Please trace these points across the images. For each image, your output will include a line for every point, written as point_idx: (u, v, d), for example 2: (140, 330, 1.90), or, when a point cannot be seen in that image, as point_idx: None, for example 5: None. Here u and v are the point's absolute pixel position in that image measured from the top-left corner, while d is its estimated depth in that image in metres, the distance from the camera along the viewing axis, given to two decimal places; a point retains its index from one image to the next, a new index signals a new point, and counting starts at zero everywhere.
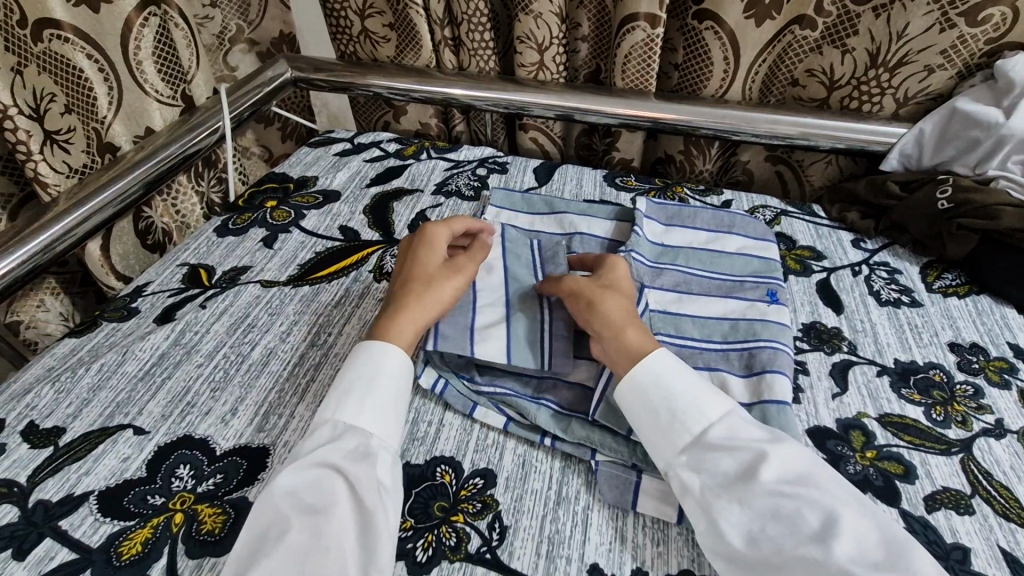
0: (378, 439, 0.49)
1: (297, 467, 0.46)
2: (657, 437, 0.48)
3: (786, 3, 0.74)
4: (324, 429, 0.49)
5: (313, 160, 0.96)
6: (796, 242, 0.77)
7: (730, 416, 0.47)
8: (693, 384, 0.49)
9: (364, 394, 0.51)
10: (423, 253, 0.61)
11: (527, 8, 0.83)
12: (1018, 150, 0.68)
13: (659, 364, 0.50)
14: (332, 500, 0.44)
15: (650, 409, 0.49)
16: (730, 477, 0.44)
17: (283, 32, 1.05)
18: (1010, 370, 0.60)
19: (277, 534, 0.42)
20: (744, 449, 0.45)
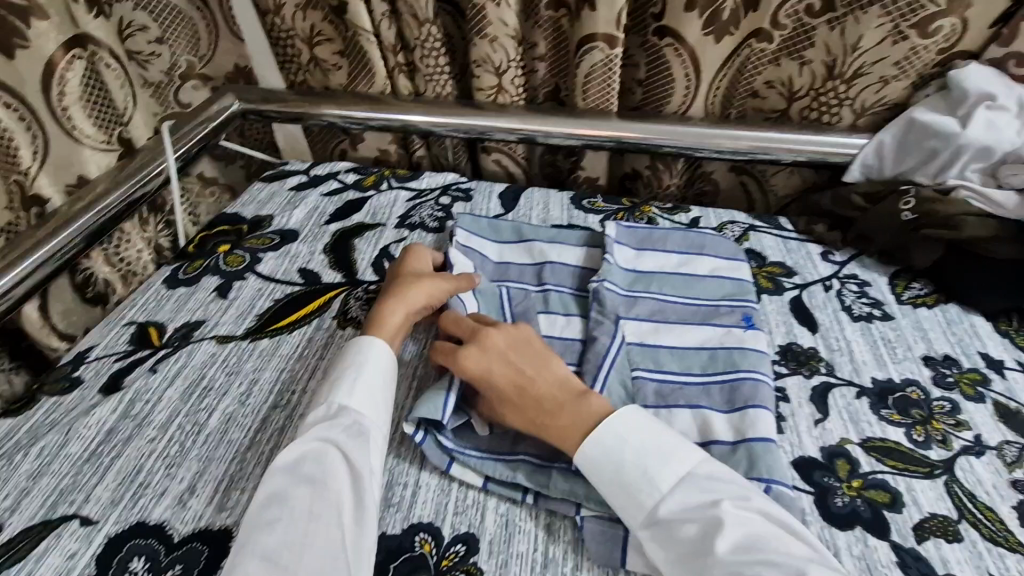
0: (369, 421, 0.53)
1: (299, 442, 0.50)
2: (619, 509, 0.47)
3: (743, 18, 0.74)
4: (322, 408, 0.53)
5: (267, 198, 0.92)
6: (766, 258, 0.77)
7: (688, 479, 0.46)
8: (649, 446, 0.47)
9: (358, 377, 0.55)
10: (414, 257, 0.70)
11: (482, 31, 0.81)
12: (976, 160, 0.68)
13: (606, 438, 0.48)
14: (328, 473, 0.48)
15: (603, 483, 0.47)
16: (693, 550, 0.43)
17: (239, 65, 0.98)
18: (984, 382, 0.61)
19: (282, 498, 0.46)
20: (703, 516, 0.44)
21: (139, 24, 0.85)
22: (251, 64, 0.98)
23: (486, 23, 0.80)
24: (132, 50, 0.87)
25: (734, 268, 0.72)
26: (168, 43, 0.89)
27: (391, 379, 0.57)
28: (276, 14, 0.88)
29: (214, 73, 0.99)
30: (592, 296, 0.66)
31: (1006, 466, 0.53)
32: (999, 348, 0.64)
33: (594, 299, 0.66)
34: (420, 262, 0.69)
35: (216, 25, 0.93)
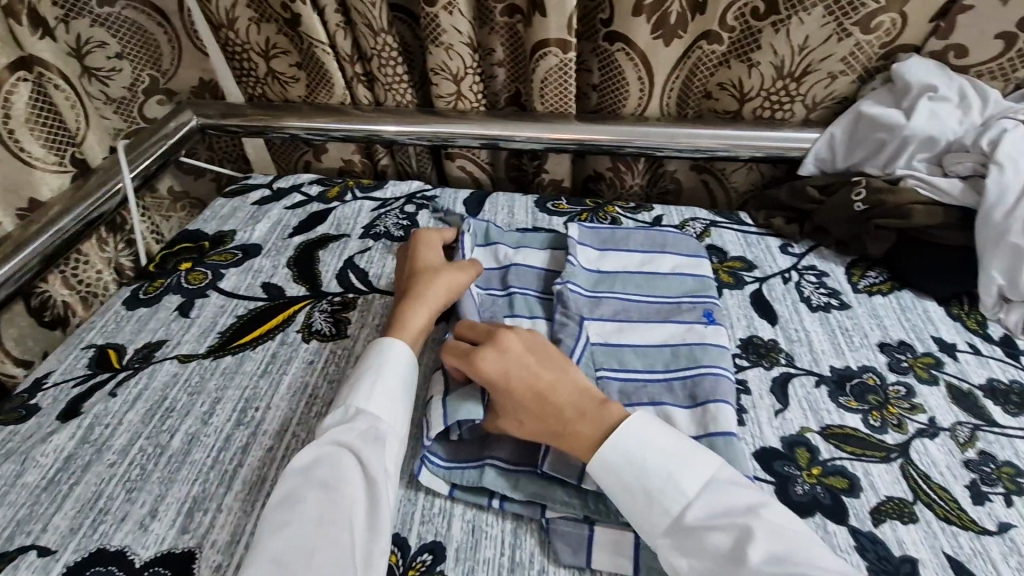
0: (386, 424, 0.53)
1: (315, 445, 0.51)
2: (639, 517, 0.46)
3: (690, 21, 0.75)
4: (340, 411, 0.54)
5: (230, 213, 0.91)
6: (727, 253, 0.78)
7: (713, 486, 0.46)
8: (671, 452, 0.47)
9: (377, 379, 0.55)
10: (427, 253, 0.70)
11: (437, 39, 0.81)
12: (922, 149, 0.70)
13: (625, 445, 0.48)
14: (342, 477, 0.48)
15: (624, 490, 0.47)
16: (721, 558, 0.42)
17: (204, 79, 0.97)
18: (937, 364, 0.62)
19: (296, 501, 0.47)
20: (730, 524, 0.44)
21: (99, 41, 0.85)
22: (216, 77, 0.97)
23: (440, 32, 0.80)
24: (92, 67, 0.86)
25: (695, 264, 0.73)
26: (128, 58, 0.89)
27: (410, 382, 0.57)
28: (230, 29, 0.87)
29: (179, 88, 0.97)
30: (556, 298, 0.66)
31: (959, 447, 0.55)
32: (952, 332, 0.66)
33: (558, 301, 0.66)
34: (433, 257, 0.70)
35: (179, 41, 0.92)
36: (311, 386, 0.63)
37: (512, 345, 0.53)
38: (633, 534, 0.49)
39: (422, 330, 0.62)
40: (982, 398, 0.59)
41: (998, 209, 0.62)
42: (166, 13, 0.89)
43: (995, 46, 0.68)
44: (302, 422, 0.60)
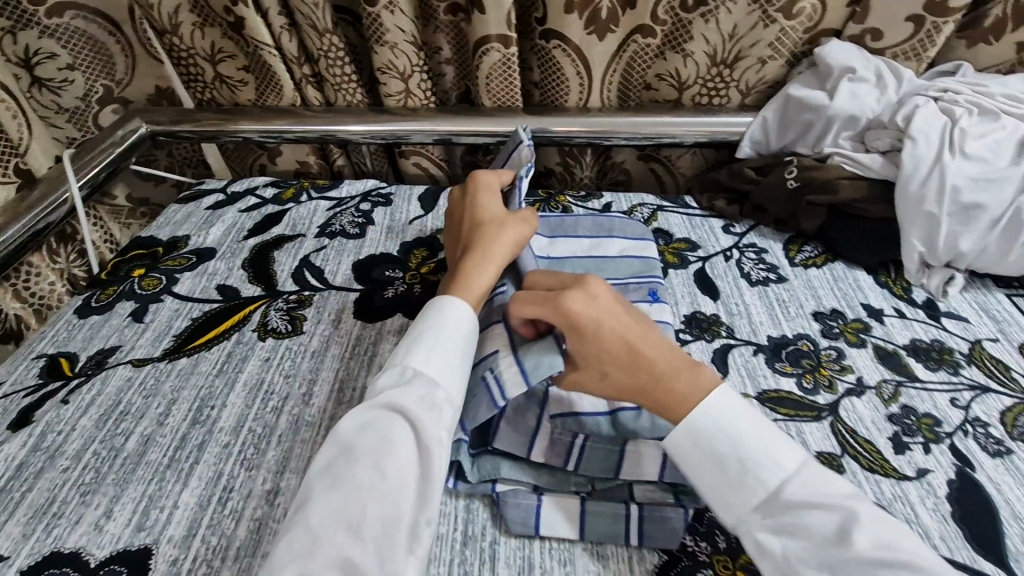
0: (444, 391, 0.50)
1: (370, 406, 0.49)
2: (728, 489, 0.46)
3: (621, 16, 0.79)
4: (396, 371, 0.51)
5: (183, 218, 0.91)
6: (673, 235, 0.81)
7: (808, 470, 0.46)
8: (764, 433, 0.47)
9: (437, 342, 0.52)
10: (488, 202, 0.66)
11: (381, 39, 0.83)
12: (846, 128, 0.74)
13: (719, 413, 0.47)
14: (394, 445, 0.46)
15: (717, 459, 0.46)
16: (821, 541, 0.42)
17: (160, 87, 0.95)
18: (865, 329, 0.66)
19: (346, 464, 0.45)
20: (830, 506, 0.43)
21: (48, 52, 0.85)
22: (172, 84, 0.95)
23: (383, 31, 0.82)
24: (43, 78, 0.87)
25: (641, 246, 0.76)
26: (80, 70, 0.89)
27: (471, 342, 0.54)
28: (174, 34, 0.87)
29: (135, 96, 0.96)
30: None
31: (883, 402, 0.58)
32: (879, 298, 0.70)
33: None
34: (494, 206, 0.66)
35: (132, 47, 0.90)
36: (268, 382, 0.64)
37: (603, 302, 0.51)
38: (579, 501, 0.51)
39: (490, 289, 0.59)
40: (905, 357, 0.63)
41: (913, 180, 0.66)
42: (119, 24, 0.87)
43: (907, 28, 0.73)
44: (258, 417, 0.60)
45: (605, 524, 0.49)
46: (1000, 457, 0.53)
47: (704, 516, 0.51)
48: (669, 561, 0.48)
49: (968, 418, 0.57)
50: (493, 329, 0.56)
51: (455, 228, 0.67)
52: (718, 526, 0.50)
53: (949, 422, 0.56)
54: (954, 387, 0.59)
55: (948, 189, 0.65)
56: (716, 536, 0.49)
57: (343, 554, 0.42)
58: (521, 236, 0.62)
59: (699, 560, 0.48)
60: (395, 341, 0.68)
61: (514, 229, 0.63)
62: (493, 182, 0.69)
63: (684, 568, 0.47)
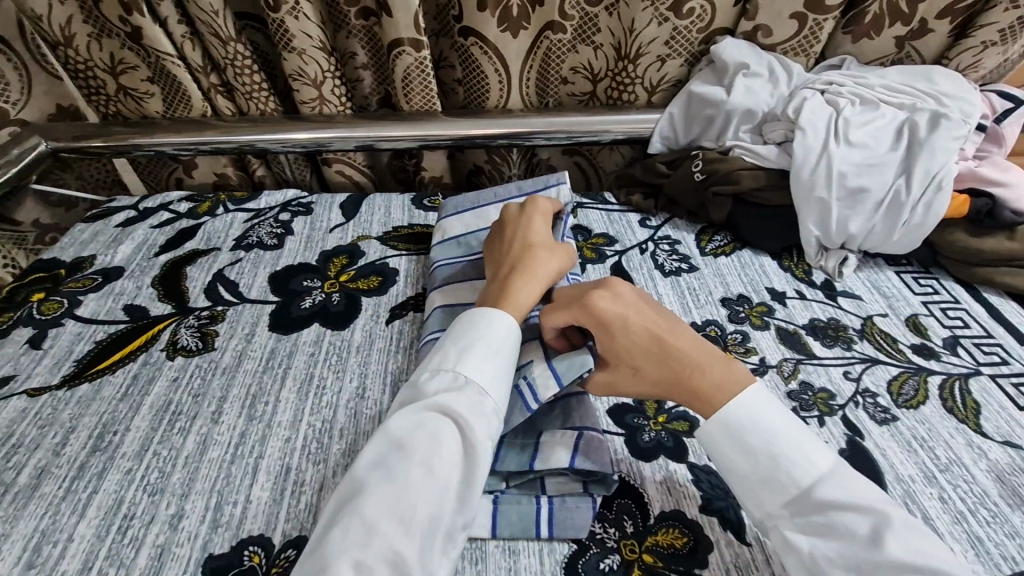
0: (493, 399, 0.49)
1: (420, 407, 0.47)
2: (761, 485, 0.46)
3: (532, 13, 0.80)
4: (446, 374, 0.49)
5: (90, 237, 0.86)
6: (591, 230, 0.83)
7: (840, 471, 0.45)
8: (795, 431, 0.46)
9: (486, 349, 0.51)
10: (537, 223, 0.66)
11: (289, 45, 0.81)
12: (744, 121, 0.78)
13: (755, 411, 0.47)
14: (444, 448, 0.44)
15: (752, 455, 0.46)
16: (852, 543, 0.41)
17: (62, 106, 0.92)
18: (769, 312, 0.69)
19: (395, 465, 0.43)
20: (865, 508, 0.42)
21: None
22: (76, 102, 0.92)
23: (290, 37, 0.80)
24: None
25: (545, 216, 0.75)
26: None
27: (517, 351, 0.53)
28: (68, 47, 0.83)
29: (33, 116, 0.90)
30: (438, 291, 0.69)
31: (783, 380, 0.61)
32: (782, 282, 0.73)
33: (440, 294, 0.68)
34: (543, 229, 0.66)
35: (27, 64, 0.85)
36: (175, 402, 0.61)
37: (633, 303, 0.55)
38: (492, 499, 0.51)
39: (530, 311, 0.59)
40: (804, 336, 0.66)
41: (804, 168, 0.70)
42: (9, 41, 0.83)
43: (792, 26, 0.77)
44: (164, 439, 0.58)
45: (516, 520, 0.50)
46: (887, 424, 0.56)
47: (613, 503, 0.52)
48: (578, 550, 0.49)
49: (859, 389, 0.60)
50: (531, 345, 0.59)
51: (496, 242, 0.67)
52: (626, 511, 0.51)
53: (842, 395, 0.59)
54: (847, 360, 0.63)
55: (835, 175, 0.69)
56: (624, 521, 0.50)
57: (392, 554, 0.40)
58: (561, 269, 0.63)
59: (607, 547, 0.49)
60: (310, 351, 0.67)
61: (556, 260, 0.63)
62: (541, 207, 0.69)
63: (592, 555, 0.48)
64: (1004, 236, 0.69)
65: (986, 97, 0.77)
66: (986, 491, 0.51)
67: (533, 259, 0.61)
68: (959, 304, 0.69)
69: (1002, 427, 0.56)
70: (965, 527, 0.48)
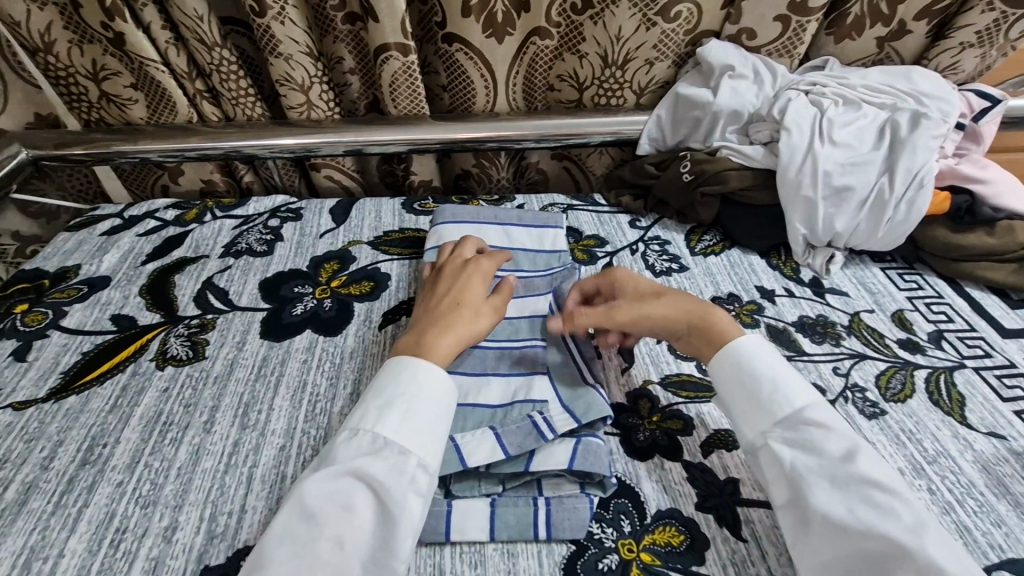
0: (416, 457, 0.47)
1: (335, 471, 0.45)
2: (758, 401, 0.50)
3: (517, 20, 0.80)
4: (363, 436, 0.48)
5: (74, 247, 0.85)
6: (582, 232, 0.83)
7: (826, 405, 0.49)
8: (791, 371, 0.52)
9: (407, 407, 0.49)
10: (475, 277, 0.63)
11: (275, 50, 0.81)
12: (731, 122, 0.79)
13: (756, 350, 0.53)
14: (356, 519, 0.43)
15: (753, 377, 0.51)
16: (828, 456, 0.45)
17: (42, 114, 0.90)
18: (759, 310, 0.70)
19: (305, 537, 0.42)
20: (844, 435, 0.46)
21: None
22: (55, 110, 0.90)
23: (276, 43, 0.80)
24: None
25: (540, 237, 0.77)
26: None
27: (444, 406, 0.51)
28: (49, 53, 0.82)
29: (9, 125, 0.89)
30: None
31: None
32: (771, 280, 0.74)
33: None
34: (480, 285, 0.63)
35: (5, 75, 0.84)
36: (166, 413, 0.61)
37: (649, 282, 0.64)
38: (489, 503, 0.51)
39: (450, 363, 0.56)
40: (794, 333, 0.67)
41: (791, 167, 0.72)
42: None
43: (775, 28, 0.79)
44: (156, 450, 0.57)
45: (513, 523, 0.50)
46: (876, 418, 0.57)
47: (610, 503, 0.52)
48: (577, 550, 0.49)
49: (848, 384, 0.61)
50: (537, 377, 0.58)
51: (427, 295, 0.63)
52: (623, 511, 0.52)
53: (832, 390, 0.60)
54: (836, 356, 0.64)
55: (821, 175, 0.70)
56: (621, 521, 0.51)
57: None
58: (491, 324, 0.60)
59: (605, 546, 0.49)
60: (303, 358, 0.66)
61: (488, 315, 0.60)
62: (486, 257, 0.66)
63: (590, 556, 0.48)
64: (984, 232, 0.71)
65: (964, 96, 0.79)
66: (972, 481, 0.52)
67: (460, 312, 0.59)
68: (942, 299, 0.71)
69: (987, 419, 0.57)
70: (953, 518, 0.49)
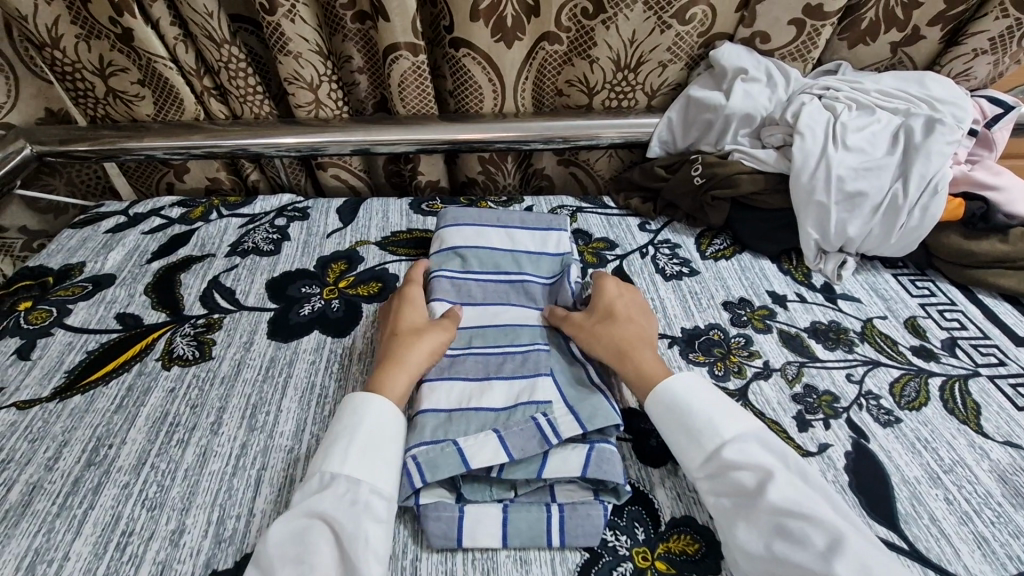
0: (367, 485, 0.48)
1: (289, 517, 0.46)
2: (681, 445, 0.52)
3: (527, 24, 0.79)
4: (313, 479, 0.48)
5: (78, 244, 0.84)
6: (592, 235, 0.83)
7: (746, 435, 0.50)
8: (713, 405, 0.52)
9: (349, 440, 0.50)
10: (408, 311, 0.65)
11: (284, 48, 0.80)
12: (743, 126, 0.79)
13: (679, 387, 0.53)
14: (315, 555, 0.44)
15: (677, 418, 0.52)
16: (745, 494, 0.47)
17: (50, 109, 0.90)
18: (770, 315, 0.70)
19: None
20: (758, 465, 0.48)
21: None
22: (65, 105, 0.91)
23: (286, 41, 0.79)
24: None
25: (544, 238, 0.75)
26: None
27: (393, 431, 0.52)
28: (55, 48, 0.81)
29: (20, 119, 0.88)
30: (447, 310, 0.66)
31: (788, 383, 0.61)
32: (783, 285, 0.74)
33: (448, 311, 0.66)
34: (415, 315, 0.64)
35: (10, 71, 0.83)
36: (172, 414, 0.60)
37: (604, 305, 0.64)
38: (501, 508, 0.50)
39: (407, 389, 0.56)
40: (806, 339, 0.66)
41: (804, 172, 0.71)
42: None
43: (789, 32, 0.78)
44: (162, 452, 0.56)
45: (525, 529, 0.49)
46: (891, 426, 0.57)
47: (623, 510, 0.52)
48: (591, 558, 0.48)
49: (862, 391, 0.60)
50: (540, 377, 0.57)
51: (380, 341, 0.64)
52: (636, 518, 0.51)
53: (846, 397, 0.60)
54: (849, 363, 0.63)
55: (834, 179, 0.70)
56: (636, 528, 0.50)
57: None
58: (435, 337, 0.60)
59: (620, 554, 0.48)
60: (310, 360, 0.66)
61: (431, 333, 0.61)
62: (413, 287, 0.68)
63: (605, 564, 0.48)
64: (998, 239, 0.71)
65: (977, 102, 0.78)
66: (989, 491, 0.51)
67: (400, 343, 0.60)
68: (955, 306, 0.70)
69: (1002, 427, 0.57)
70: (971, 528, 0.49)
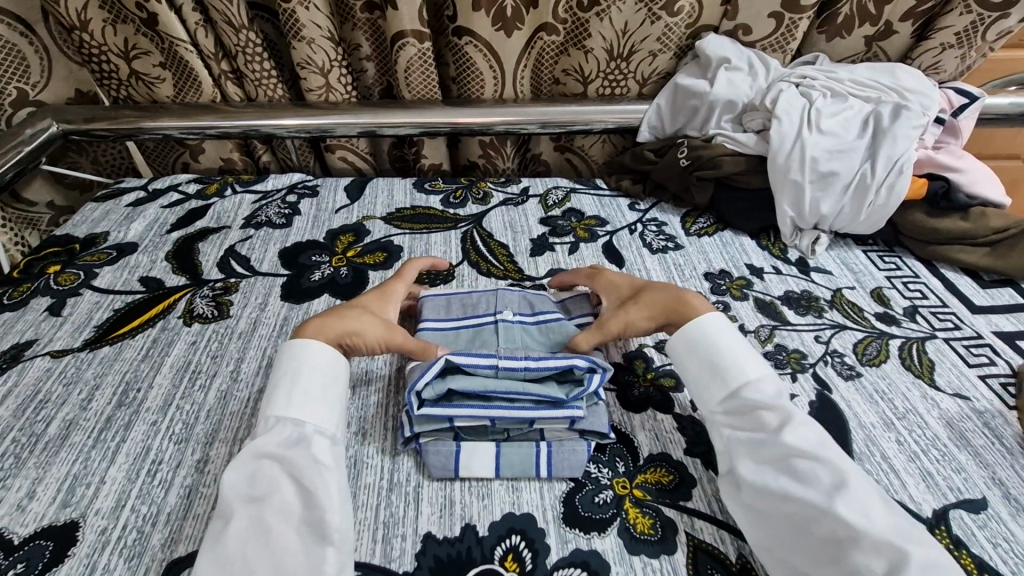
0: (311, 426, 0.53)
1: (238, 461, 0.49)
2: (707, 386, 0.56)
3: (526, 15, 0.85)
4: (261, 426, 0.53)
5: (101, 216, 0.89)
6: (584, 213, 0.88)
7: (765, 381, 0.55)
8: (736, 350, 0.57)
9: (291, 385, 0.55)
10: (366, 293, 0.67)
11: (299, 34, 0.86)
12: (726, 112, 0.85)
13: (707, 330, 0.58)
14: (270, 489, 0.47)
15: (708, 360, 0.57)
16: (760, 434, 0.51)
17: (81, 91, 0.96)
18: (748, 285, 0.75)
19: (225, 522, 0.45)
20: (778, 409, 0.52)
21: None
22: (94, 88, 0.97)
23: (300, 27, 0.85)
24: None
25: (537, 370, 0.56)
26: None
27: (331, 376, 0.57)
28: (83, 31, 0.86)
29: (50, 100, 0.94)
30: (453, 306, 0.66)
31: (761, 342, 0.67)
32: (760, 258, 0.79)
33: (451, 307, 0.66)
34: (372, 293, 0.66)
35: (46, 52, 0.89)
36: (194, 364, 0.65)
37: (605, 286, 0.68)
38: (495, 444, 0.55)
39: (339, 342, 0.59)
40: (780, 306, 0.72)
41: (780, 153, 0.77)
42: (32, 25, 0.86)
43: (769, 24, 0.85)
44: (187, 395, 0.62)
45: (517, 462, 0.54)
46: (852, 379, 0.62)
47: (606, 447, 0.57)
48: (575, 487, 0.54)
49: (828, 350, 0.66)
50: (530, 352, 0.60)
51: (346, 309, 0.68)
52: (618, 454, 0.56)
53: (813, 354, 0.65)
54: (818, 326, 0.69)
55: (807, 160, 0.76)
56: (617, 462, 0.56)
57: None
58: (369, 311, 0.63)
59: (601, 483, 0.54)
60: None
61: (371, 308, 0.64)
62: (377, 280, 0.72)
63: (588, 491, 0.53)
64: (958, 217, 0.77)
65: (945, 93, 0.84)
66: (936, 434, 0.57)
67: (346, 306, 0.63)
68: (918, 278, 0.76)
69: (953, 380, 0.62)
70: (918, 464, 0.54)
